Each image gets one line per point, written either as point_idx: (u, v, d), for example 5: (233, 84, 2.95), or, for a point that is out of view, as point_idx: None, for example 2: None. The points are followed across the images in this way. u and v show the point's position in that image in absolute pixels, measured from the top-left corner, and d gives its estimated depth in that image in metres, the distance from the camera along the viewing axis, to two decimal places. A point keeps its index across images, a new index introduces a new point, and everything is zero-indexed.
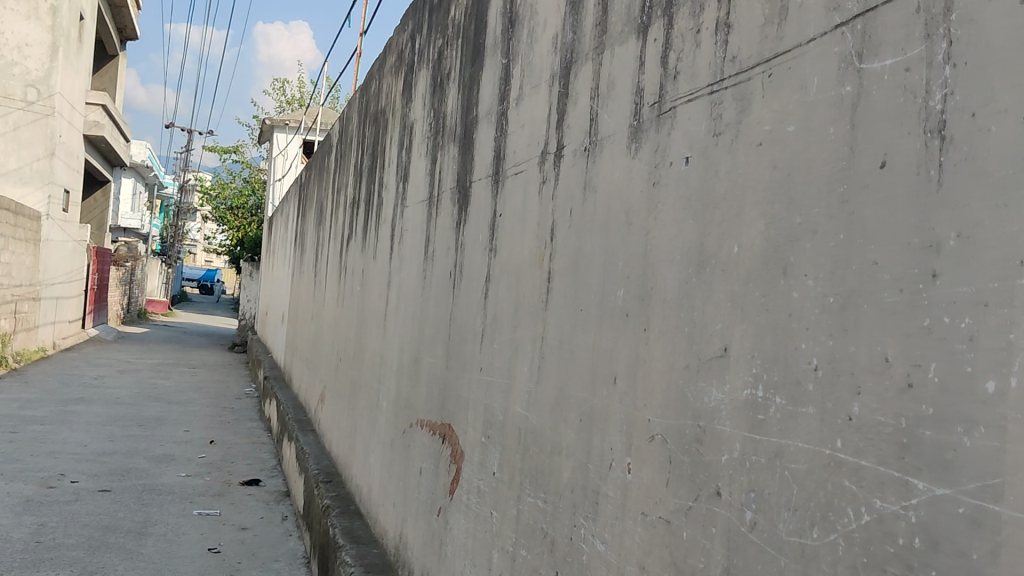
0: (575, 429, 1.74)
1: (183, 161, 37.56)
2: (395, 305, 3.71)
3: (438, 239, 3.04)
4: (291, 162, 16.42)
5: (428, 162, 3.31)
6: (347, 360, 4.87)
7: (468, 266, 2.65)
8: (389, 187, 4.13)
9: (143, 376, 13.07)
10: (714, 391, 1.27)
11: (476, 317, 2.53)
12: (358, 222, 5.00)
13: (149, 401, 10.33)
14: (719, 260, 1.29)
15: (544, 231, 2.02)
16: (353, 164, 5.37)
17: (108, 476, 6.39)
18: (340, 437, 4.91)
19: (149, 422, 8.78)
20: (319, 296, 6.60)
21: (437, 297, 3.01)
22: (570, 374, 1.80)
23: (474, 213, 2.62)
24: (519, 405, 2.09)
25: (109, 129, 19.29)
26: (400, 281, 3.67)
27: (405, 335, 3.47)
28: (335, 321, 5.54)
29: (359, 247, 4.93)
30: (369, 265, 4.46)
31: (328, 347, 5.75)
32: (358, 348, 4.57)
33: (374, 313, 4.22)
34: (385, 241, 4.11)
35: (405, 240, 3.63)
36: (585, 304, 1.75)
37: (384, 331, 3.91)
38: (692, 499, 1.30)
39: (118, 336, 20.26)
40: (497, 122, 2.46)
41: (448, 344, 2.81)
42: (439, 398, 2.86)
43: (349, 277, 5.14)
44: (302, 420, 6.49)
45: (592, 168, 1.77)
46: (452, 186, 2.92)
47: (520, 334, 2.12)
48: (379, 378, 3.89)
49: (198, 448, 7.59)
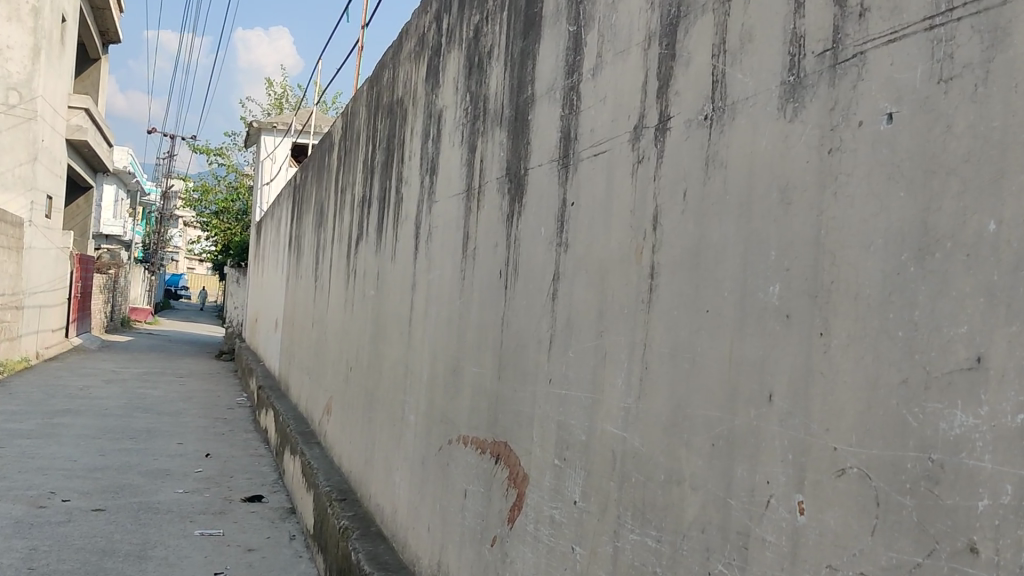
0: (703, 456, 1.43)
1: (166, 168, 37.05)
2: (422, 310, 3.38)
3: (481, 235, 2.72)
4: (279, 165, 16.01)
5: (464, 151, 2.98)
6: (360, 368, 4.53)
7: (524, 264, 2.33)
8: (410, 181, 3.79)
9: (131, 386, 12.65)
10: (959, 415, 0.97)
11: (538, 322, 2.21)
12: (370, 222, 4.66)
13: (138, 413, 9.94)
14: (961, 243, 0.99)
15: (639, 219, 1.71)
16: (362, 161, 5.04)
17: (101, 494, 6.04)
18: (353, 451, 4.57)
19: (141, 435, 8.40)
20: (322, 302, 6.24)
21: (481, 301, 2.69)
22: (690, 390, 1.48)
23: (532, 203, 2.30)
24: (608, 424, 1.77)
25: (92, 133, 18.83)
26: (427, 283, 3.34)
27: (437, 342, 3.14)
28: (342, 327, 5.20)
29: (370, 248, 4.59)
30: (386, 267, 4.13)
31: (335, 355, 5.40)
32: (373, 357, 4.24)
33: (393, 317, 3.88)
34: (406, 240, 3.77)
35: (434, 238, 3.30)
36: (712, 305, 1.44)
37: (408, 338, 3.58)
38: (922, 555, 1.00)
39: (102, 345, 19.78)
40: (564, 99, 2.14)
41: (498, 353, 2.49)
42: (487, 412, 2.54)
43: (359, 280, 4.80)
44: (304, 432, 6.13)
45: (716, 141, 1.46)
46: (499, 176, 2.60)
47: (607, 341, 1.81)
48: (404, 389, 3.56)
49: (193, 461, 7.23)
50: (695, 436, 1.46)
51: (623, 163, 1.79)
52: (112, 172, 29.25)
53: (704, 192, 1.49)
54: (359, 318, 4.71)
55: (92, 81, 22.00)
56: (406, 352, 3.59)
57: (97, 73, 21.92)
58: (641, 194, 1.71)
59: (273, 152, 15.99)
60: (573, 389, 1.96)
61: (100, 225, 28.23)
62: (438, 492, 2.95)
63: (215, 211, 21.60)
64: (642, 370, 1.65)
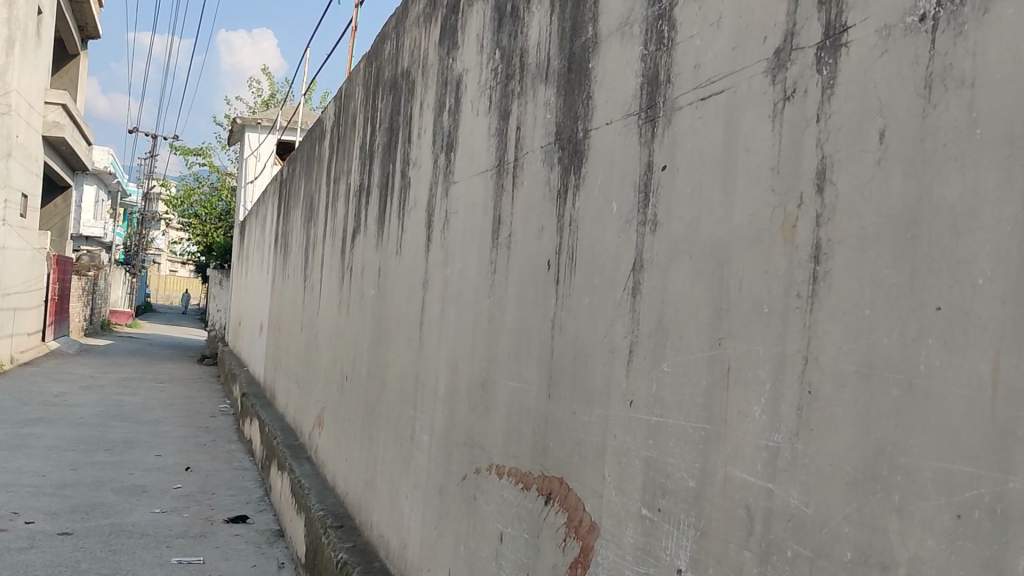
0: (941, 534, 0.93)
1: (148, 168, 36.35)
2: (436, 310, 2.86)
3: (519, 219, 2.21)
4: (264, 163, 15.41)
5: (494, 118, 2.46)
6: (358, 378, 4.00)
7: (584, 251, 1.81)
8: (419, 162, 3.26)
9: (109, 393, 12.02)
10: None
11: (606, 325, 1.69)
12: (368, 213, 4.13)
13: (115, 421, 9.36)
14: None
15: (786, 178, 1.20)
16: (359, 145, 4.51)
17: (69, 514, 5.47)
18: (350, 472, 4.04)
19: (116, 447, 7.81)
20: (312, 303, 5.69)
21: (517, 300, 2.17)
22: (905, 429, 0.98)
23: (593, 171, 1.79)
24: (737, 470, 1.26)
25: (69, 130, 18.16)
26: (443, 279, 2.81)
27: (457, 350, 2.63)
28: (336, 330, 4.66)
29: (368, 242, 4.06)
30: (389, 263, 3.59)
31: (328, 362, 4.85)
32: (374, 365, 3.70)
33: (399, 320, 3.35)
34: (415, 230, 3.25)
35: (451, 226, 2.78)
36: (950, 299, 0.94)
37: (417, 342, 3.05)
38: None
39: (80, 350, 19.10)
40: (648, 31, 1.62)
41: (544, 364, 1.97)
42: (531, 438, 2.02)
43: (355, 279, 4.27)
44: (292, 446, 5.58)
45: (950, 50, 0.97)
46: (544, 142, 2.07)
47: (733, 351, 1.30)
48: (414, 403, 3.03)
49: (172, 476, 6.66)
50: (920, 499, 0.96)
51: (756, 104, 1.29)
52: (92, 172, 28.57)
53: (924, 129, 0.99)
54: (355, 321, 4.18)
55: (70, 77, 21.28)
56: (415, 360, 3.06)
57: (76, 69, 21.21)
58: (791, 143, 1.20)
59: (257, 149, 15.39)
60: (668, 416, 1.45)
61: (79, 226, 27.55)
62: (461, 532, 2.43)
63: (197, 211, 20.95)
64: (800, 396, 1.15)
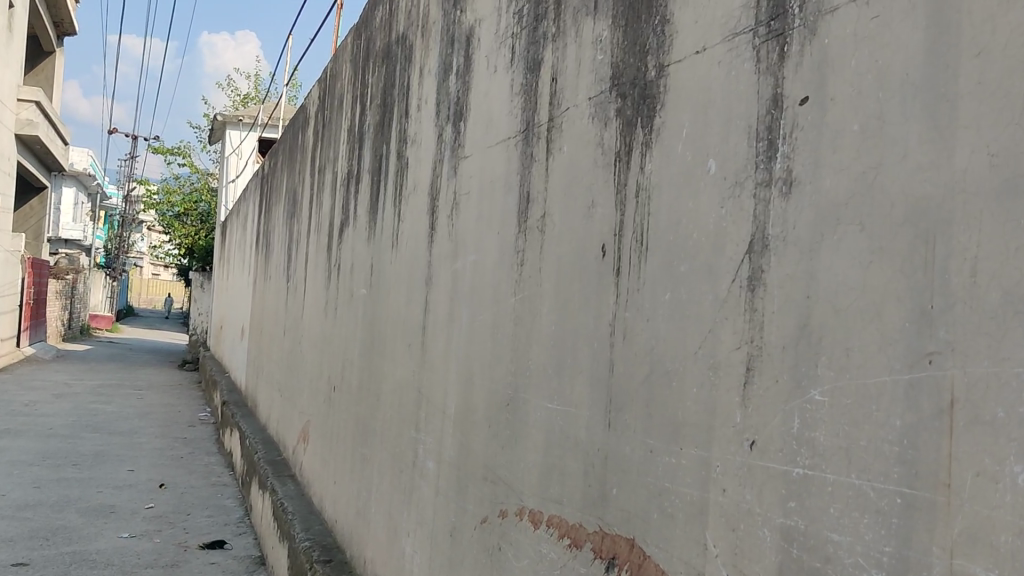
0: None
1: (128, 169, 35.64)
2: (443, 312, 2.36)
3: (554, 194, 1.71)
4: (245, 161, 14.85)
5: (517, 72, 1.95)
6: (348, 390, 3.50)
7: (659, 230, 1.32)
8: (419, 137, 2.76)
9: (82, 401, 11.40)
10: None
11: (699, 329, 1.20)
12: (358, 202, 3.62)
13: (85, 432, 8.79)
14: None
15: None
16: (347, 126, 4.00)
17: (27, 541, 4.91)
18: (340, 498, 3.53)
19: (85, 461, 7.24)
20: (296, 306, 5.16)
21: (554, 297, 1.68)
22: None
23: (674, 120, 1.31)
24: (978, 565, 0.79)
25: (44, 128, 17.49)
26: (451, 275, 2.31)
27: (469, 359, 2.13)
28: (323, 336, 4.14)
29: (358, 236, 3.56)
30: (383, 259, 3.09)
31: (313, 370, 4.34)
32: (367, 376, 3.20)
33: (397, 325, 2.85)
34: (414, 218, 2.74)
35: (462, 210, 2.28)
36: None
37: (418, 349, 2.56)
38: None
39: (57, 356, 18.43)
40: None
41: (597, 383, 1.48)
42: (579, 481, 1.52)
43: (344, 277, 3.77)
44: (275, 462, 5.06)
45: None
46: (592, 93, 1.57)
47: (956, 372, 0.83)
48: (416, 425, 2.52)
49: (144, 493, 6.12)
50: None
51: None
52: (69, 174, 27.82)
53: None
54: (344, 326, 3.68)
55: (45, 75, 20.58)
56: (415, 371, 2.57)
57: (50, 66, 20.50)
58: None
59: (238, 146, 14.82)
60: (823, 466, 0.97)
61: (56, 228, 26.82)
62: None
63: (177, 212, 20.33)
64: None
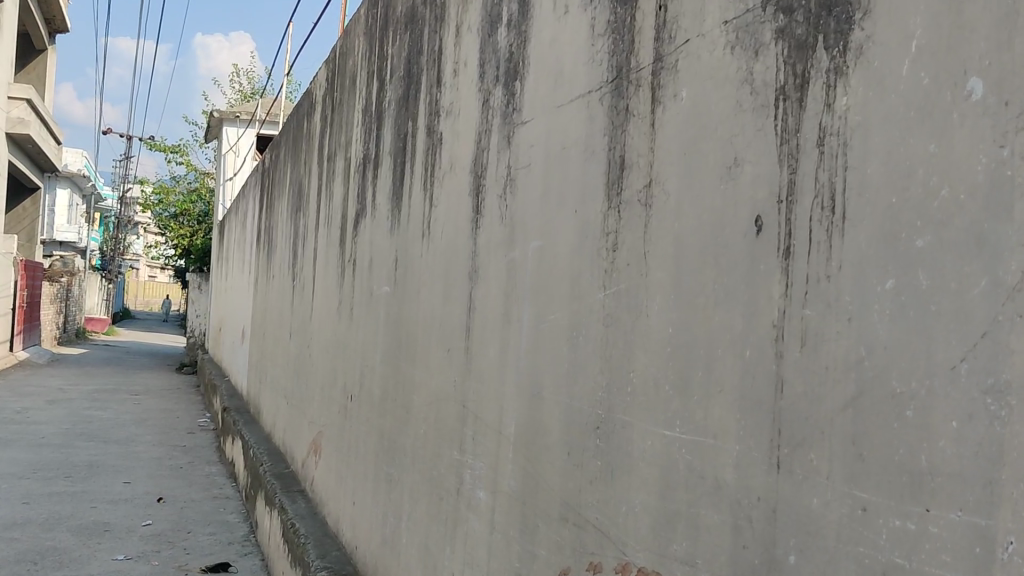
0: None
1: (123, 170, 35.15)
2: (493, 313, 1.95)
3: (664, 158, 1.30)
4: (243, 158, 14.41)
5: (601, 7, 1.54)
6: (369, 401, 3.08)
7: (871, 190, 0.92)
8: (454, 107, 2.34)
9: (77, 408, 10.93)
10: None
11: (965, 334, 0.81)
12: (376, 189, 3.20)
13: (78, 441, 8.34)
14: None
15: None
16: (362, 105, 3.58)
17: (12, 565, 4.46)
18: (361, 522, 3.10)
19: (79, 473, 6.80)
20: (303, 306, 4.75)
21: (668, 292, 1.27)
22: None
23: (892, 29, 0.91)
24: None
25: (35, 128, 16.96)
26: (504, 268, 1.90)
27: (532, 372, 1.72)
28: (336, 340, 3.72)
29: (377, 226, 3.14)
30: (410, 251, 2.67)
31: (325, 377, 3.93)
32: (393, 386, 2.79)
33: (430, 325, 2.44)
34: (450, 202, 2.33)
35: (517, 188, 1.86)
36: None
37: (460, 356, 2.15)
38: None
39: (52, 360, 17.95)
40: None
41: (755, 407, 1.07)
42: (723, 540, 1.11)
43: (361, 274, 3.35)
44: (282, 476, 4.63)
45: None
46: (733, 14, 1.17)
47: None
48: (460, 446, 2.11)
49: (141, 508, 5.68)
50: None
51: None
52: (63, 175, 27.32)
53: None
54: (363, 327, 3.26)
55: (37, 73, 20.06)
56: (457, 383, 2.16)
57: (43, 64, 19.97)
58: None
59: (235, 143, 14.38)
60: None
61: (50, 230, 26.32)
62: None
63: (173, 212, 19.89)
64: None
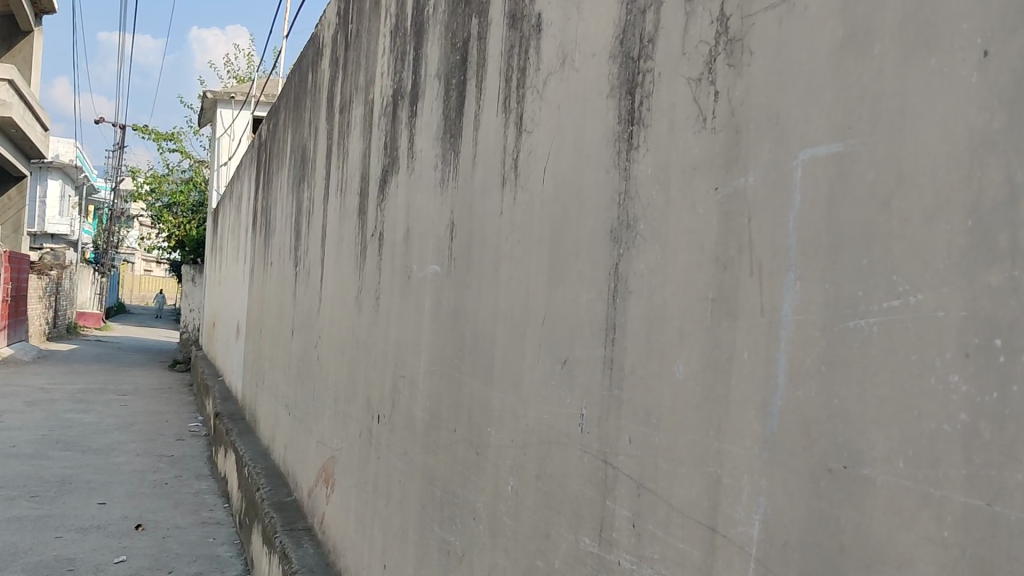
0: None
1: (116, 161, 34.08)
2: (684, 299, 1.04)
3: None
4: (237, 141, 13.43)
5: None
6: (410, 427, 2.16)
7: None
8: None
9: (57, 410, 9.94)
10: None
11: None
12: (416, 130, 2.27)
13: (52, 450, 7.38)
14: None
15: None
16: (390, 25, 2.65)
17: None
18: None
19: (47, 490, 5.85)
20: (309, 297, 3.84)
21: None
22: None
23: None
24: None
25: (19, 111, 15.89)
26: (711, 212, 0.99)
27: (813, 420, 0.82)
28: (357, 340, 2.80)
29: (419, 183, 2.22)
30: (478, 208, 1.75)
31: (341, 391, 3.01)
32: (450, 412, 1.87)
33: (523, 325, 1.52)
34: (557, 121, 1.41)
35: (747, 52, 0.95)
36: None
37: (595, 376, 1.24)
38: None
39: (39, 357, 16.95)
40: None
41: None
42: None
43: (393, 252, 2.43)
44: (284, 507, 3.70)
45: None
46: None
47: None
48: (598, 533, 1.20)
49: (115, 539, 4.74)
50: None
51: None
52: (52, 166, 26.27)
53: None
54: (397, 324, 2.34)
55: (22, 57, 18.92)
56: (587, 419, 1.25)
57: (29, 47, 18.83)
58: None
59: (230, 126, 13.41)
60: None
61: (39, 222, 25.30)
62: None
63: (166, 202, 18.92)
64: None
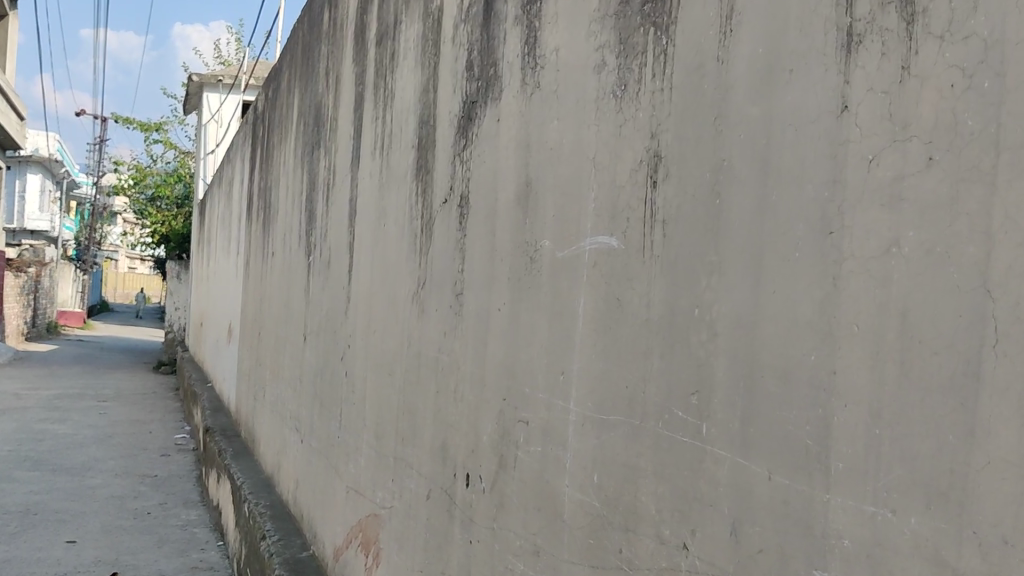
0: None
1: (97, 155, 32.90)
2: None
3: None
4: (225, 126, 12.45)
5: None
6: (544, 512, 1.28)
7: None
8: None
9: (29, 420, 8.96)
10: None
11: None
12: (543, 17, 1.39)
13: (18, 471, 6.43)
14: None
15: None
16: None
17: None
18: None
19: (9, 523, 4.93)
20: (331, 293, 2.95)
21: None
22: None
23: None
24: None
25: None
26: None
27: None
28: (419, 354, 1.92)
29: (552, 105, 1.34)
30: (752, 111, 0.88)
31: (391, 427, 2.12)
32: (660, 509, 0.99)
33: (956, 357, 0.64)
34: None
35: None
36: None
37: None
38: None
39: (15, 358, 15.91)
40: None
41: None
42: None
43: (493, 222, 1.55)
44: (300, 568, 2.81)
45: None
46: None
47: None
48: None
49: None
50: None
51: None
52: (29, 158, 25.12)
53: None
54: (506, 335, 1.46)
55: None
56: None
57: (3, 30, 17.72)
58: None
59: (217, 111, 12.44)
60: None
61: (16, 216, 24.16)
62: None
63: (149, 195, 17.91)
64: None
